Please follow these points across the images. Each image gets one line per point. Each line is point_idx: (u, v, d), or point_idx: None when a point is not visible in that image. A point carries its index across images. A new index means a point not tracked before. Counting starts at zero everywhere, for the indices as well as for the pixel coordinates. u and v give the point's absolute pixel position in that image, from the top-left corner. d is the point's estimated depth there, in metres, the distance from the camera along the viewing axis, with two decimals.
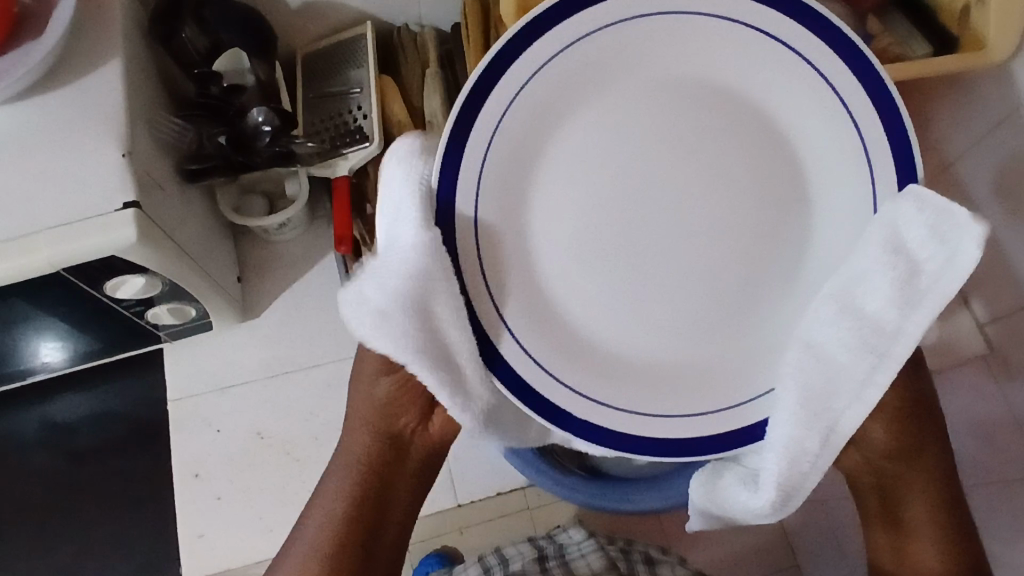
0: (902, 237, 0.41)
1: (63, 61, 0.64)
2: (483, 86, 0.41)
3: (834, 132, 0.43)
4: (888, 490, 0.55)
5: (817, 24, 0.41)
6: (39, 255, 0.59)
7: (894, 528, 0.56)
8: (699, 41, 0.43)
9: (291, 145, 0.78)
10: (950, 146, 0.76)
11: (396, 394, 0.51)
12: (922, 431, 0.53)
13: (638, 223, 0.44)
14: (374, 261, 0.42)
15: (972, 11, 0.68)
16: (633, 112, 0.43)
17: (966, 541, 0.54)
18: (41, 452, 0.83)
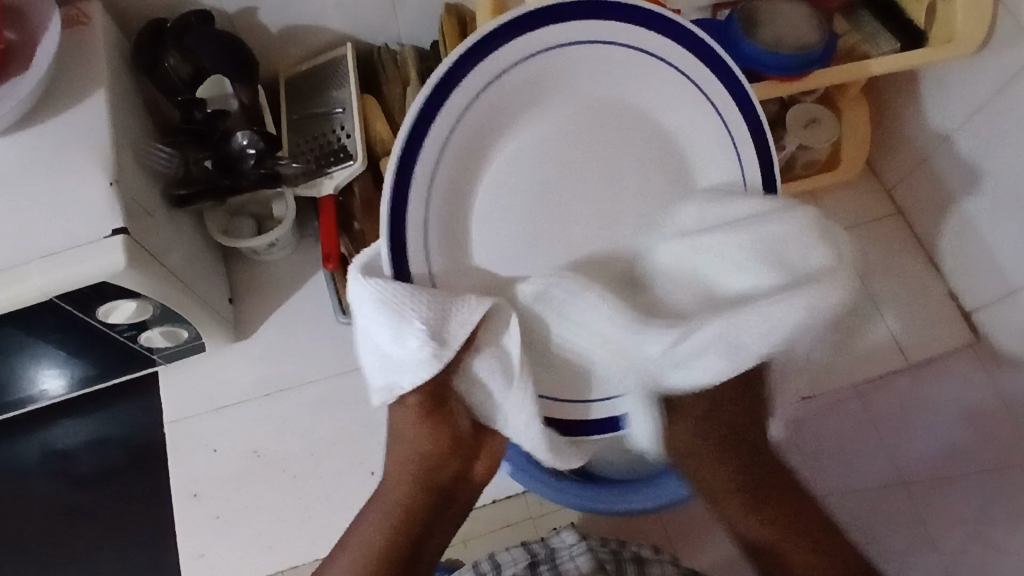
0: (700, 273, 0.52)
1: (50, 96, 0.66)
2: (436, 97, 0.52)
3: (693, 105, 0.59)
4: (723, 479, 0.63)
5: (673, 28, 0.56)
6: (31, 285, 0.61)
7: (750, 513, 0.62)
8: (592, 65, 0.57)
9: (276, 166, 0.80)
10: (927, 135, 0.80)
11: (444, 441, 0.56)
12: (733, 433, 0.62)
13: (558, 208, 0.57)
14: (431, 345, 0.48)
15: (938, 6, 0.69)
16: (543, 130, 0.57)
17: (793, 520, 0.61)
18: (42, 480, 0.85)
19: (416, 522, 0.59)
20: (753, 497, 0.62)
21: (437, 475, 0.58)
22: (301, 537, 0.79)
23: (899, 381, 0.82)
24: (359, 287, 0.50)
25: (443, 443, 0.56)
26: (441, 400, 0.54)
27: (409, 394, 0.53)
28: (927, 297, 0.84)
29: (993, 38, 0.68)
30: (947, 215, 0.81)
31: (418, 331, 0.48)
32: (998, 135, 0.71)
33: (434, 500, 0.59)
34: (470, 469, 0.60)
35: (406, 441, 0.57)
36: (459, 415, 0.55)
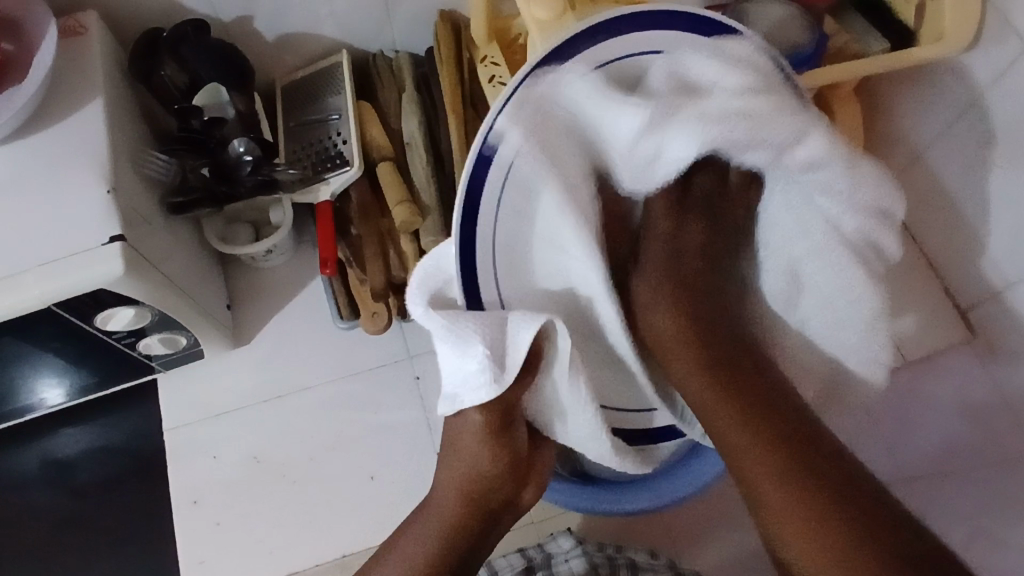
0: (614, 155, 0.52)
1: (49, 105, 0.67)
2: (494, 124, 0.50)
3: None
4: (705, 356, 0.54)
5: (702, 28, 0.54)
6: (30, 293, 0.61)
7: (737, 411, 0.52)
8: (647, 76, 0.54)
9: (273, 173, 0.80)
10: (919, 132, 0.81)
11: (501, 464, 0.56)
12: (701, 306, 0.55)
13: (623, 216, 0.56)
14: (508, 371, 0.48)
15: (927, 5, 0.70)
16: None
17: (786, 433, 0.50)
18: (41, 489, 0.85)
19: (461, 540, 0.59)
20: (744, 395, 0.52)
21: (486, 495, 0.58)
22: (301, 543, 0.79)
23: (901, 377, 0.85)
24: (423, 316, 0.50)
25: (499, 462, 0.56)
26: (507, 419, 0.54)
27: (472, 411, 0.52)
28: (921, 292, 0.84)
29: (982, 34, 0.69)
30: (940, 210, 0.82)
31: (484, 358, 0.48)
32: (988, 131, 0.72)
33: (480, 516, 0.59)
34: (520, 492, 0.60)
35: (463, 462, 0.57)
36: (520, 439, 0.56)
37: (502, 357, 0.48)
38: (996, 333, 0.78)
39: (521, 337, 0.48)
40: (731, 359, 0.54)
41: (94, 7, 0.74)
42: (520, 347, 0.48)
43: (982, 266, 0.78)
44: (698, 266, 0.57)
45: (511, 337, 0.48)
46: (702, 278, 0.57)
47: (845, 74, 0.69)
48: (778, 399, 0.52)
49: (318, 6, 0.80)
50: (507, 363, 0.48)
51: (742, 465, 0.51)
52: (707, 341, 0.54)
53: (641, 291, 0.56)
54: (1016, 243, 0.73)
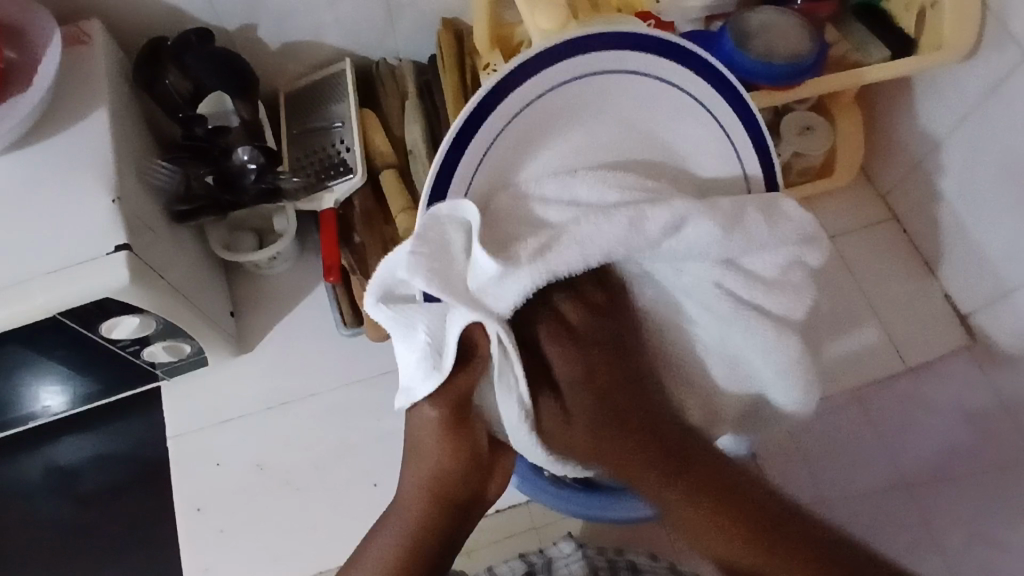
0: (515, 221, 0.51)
1: (54, 114, 0.67)
2: (459, 137, 0.51)
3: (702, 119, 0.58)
4: (627, 427, 0.53)
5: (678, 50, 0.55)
6: (37, 301, 0.62)
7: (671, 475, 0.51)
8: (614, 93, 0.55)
9: (276, 181, 0.81)
10: (919, 139, 0.81)
11: (462, 455, 0.55)
12: (611, 385, 0.54)
13: None
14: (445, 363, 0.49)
15: (927, 13, 0.70)
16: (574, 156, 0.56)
17: (716, 493, 0.51)
18: (44, 498, 0.85)
19: (432, 535, 0.57)
20: (671, 459, 0.52)
21: (451, 491, 0.56)
22: (305, 550, 0.79)
23: (901, 383, 0.82)
24: (378, 315, 0.52)
25: (460, 454, 0.55)
26: (462, 410, 0.53)
27: (426, 405, 0.53)
28: (922, 298, 0.84)
29: (981, 42, 0.69)
30: (939, 218, 0.82)
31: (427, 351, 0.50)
32: (988, 140, 0.73)
33: (448, 514, 0.57)
34: (485, 488, 0.59)
35: (424, 453, 0.55)
36: (479, 432, 0.55)
37: (441, 351, 0.49)
38: (999, 342, 0.80)
39: (452, 332, 0.47)
40: (647, 426, 0.53)
41: (99, 15, 0.74)
42: (453, 340, 0.48)
43: (983, 274, 0.79)
44: (597, 354, 0.54)
45: (447, 332, 0.48)
46: (611, 366, 0.54)
47: (846, 83, 0.70)
48: (696, 457, 0.53)
49: (321, 14, 0.81)
50: (444, 355, 0.49)
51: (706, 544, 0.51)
52: (624, 418, 0.53)
53: (546, 408, 0.53)
54: (1017, 250, 0.74)
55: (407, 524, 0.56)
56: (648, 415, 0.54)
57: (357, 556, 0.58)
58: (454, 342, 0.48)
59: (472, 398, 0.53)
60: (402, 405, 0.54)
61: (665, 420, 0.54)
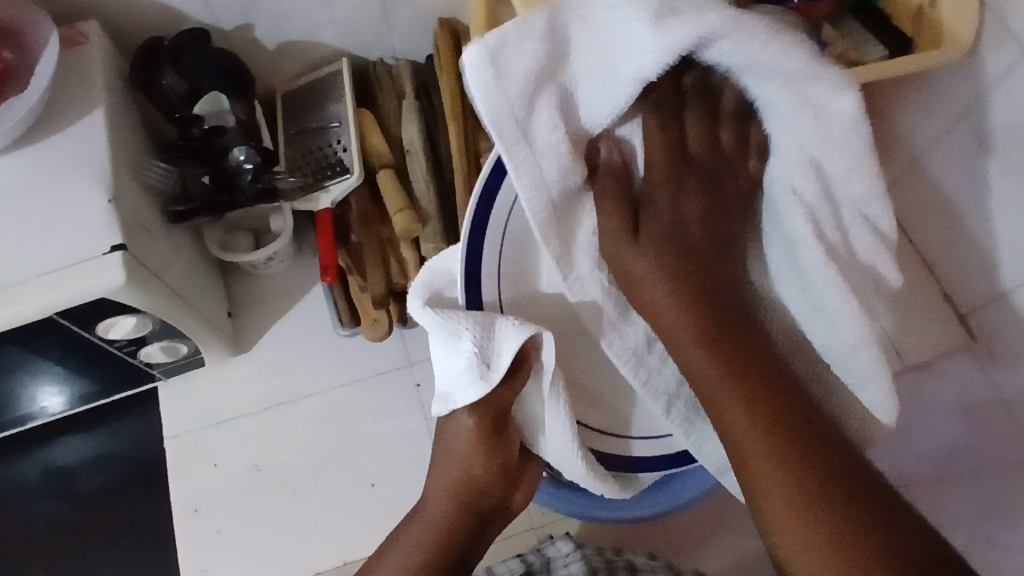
0: (601, 77, 0.43)
1: (50, 115, 0.67)
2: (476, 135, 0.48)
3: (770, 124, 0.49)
4: (700, 294, 0.46)
5: None
6: (32, 302, 0.61)
7: (749, 387, 0.44)
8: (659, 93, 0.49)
9: (273, 180, 0.81)
10: (918, 137, 0.81)
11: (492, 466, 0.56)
12: (699, 264, 0.46)
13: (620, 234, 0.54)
14: (495, 373, 0.47)
15: (924, 12, 0.70)
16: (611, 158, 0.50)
17: (794, 429, 0.43)
18: (43, 499, 0.85)
19: (458, 539, 0.59)
20: (744, 367, 0.45)
21: (477, 499, 0.58)
22: (304, 552, 0.79)
23: (905, 379, 0.86)
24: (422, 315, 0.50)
25: (490, 466, 0.56)
26: (498, 421, 0.54)
27: (465, 414, 0.53)
28: (920, 296, 0.84)
29: (979, 41, 0.69)
30: (939, 217, 0.82)
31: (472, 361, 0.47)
32: (986, 137, 0.72)
33: (472, 520, 0.59)
34: (512, 498, 0.60)
35: (454, 463, 0.57)
36: (512, 445, 0.56)
37: (490, 360, 0.47)
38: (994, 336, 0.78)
39: (510, 342, 0.47)
40: (728, 319, 0.46)
41: (96, 15, 0.74)
42: (509, 350, 0.47)
43: (981, 272, 0.78)
44: (710, 215, 0.47)
45: (498, 342, 0.47)
46: (705, 250, 0.47)
47: None
48: (777, 380, 0.45)
49: (318, 13, 0.80)
50: (495, 364, 0.47)
51: (743, 452, 0.44)
52: (704, 297, 0.46)
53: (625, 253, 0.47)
54: (1016, 246, 0.73)
55: (434, 525, 0.58)
56: (720, 303, 0.47)
57: (385, 550, 0.60)
58: (510, 353, 0.47)
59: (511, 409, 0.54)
60: (440, 413, 0.51)
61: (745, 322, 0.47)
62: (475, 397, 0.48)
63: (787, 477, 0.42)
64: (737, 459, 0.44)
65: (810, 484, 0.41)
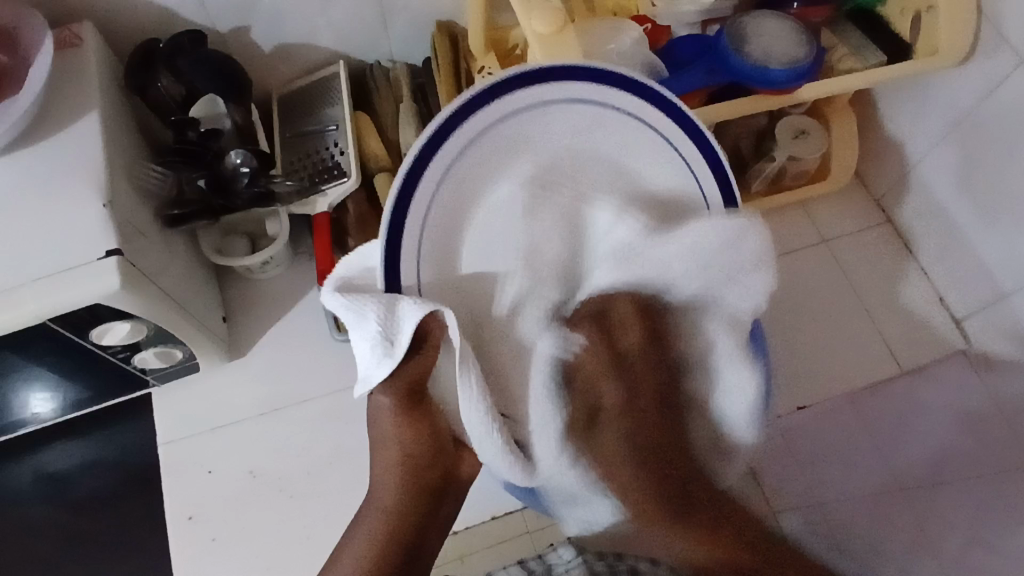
0: (608, 245, 0.61)
1: (45, 118, 0.66)
2: (443, 128, 0.57)
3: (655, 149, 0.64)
4: (658, 468, 0.61)
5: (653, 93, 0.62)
6: (26, 308, 0.60)
7: (705, 528, 0.61)
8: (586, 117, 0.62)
9: (270, 184, 0.80)
10: (914, 144, 0.81)
11: (422, 437, 0.58)
12: (656, 448, 0.62)
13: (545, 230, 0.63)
14: (398, 347, 0.51)
15: (922, 18, 0.70)
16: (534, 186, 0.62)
17: (732, 528, 0.62)
18: (35, 506, 0.83)
19: (409, 515, 0.60)
20: (686, 506, 0.61)
21: (423, 474, 0.60)
22: (302, 560, 0.78)
23: (896, 385, 0.83)
24: (327, 298, 0.54)
25: (422, 441, 0.58)
26: (415, 396, 0.56)
27: (380, 394, 0.56)
28: (916, 302, 0.85)
29: (976, 48, 0.70)
30: (936, 225, 0.83)
31: (377, 338, 0.51)
32: (984, 144, 0.73)
33: (420, 497, 0.60)
34: (457, 470, 0.62)
35: (390, 438, 0.59)
36: (434, 416, 0.58)
37: (392, 336, 0.51)
38: (993, 347, 0.79)
39: (412, 312, 0.51)
40: (677, 472, 0.63)
41: (89, 17, 0.73)
42: (406, 326, 0.51)
43: (977, 279, 0.79)
44: (656, 433, 0.62)
45: (401, 318, 0.51)
46: (653, 424, 0.62)
47: (848, 86, 0.69)
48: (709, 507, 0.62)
49: (314, 16, 0.80)
50: (395, 342, 0.51)
51: (687, 555, 0.61)
52: (659, 454, 0.62)
53: (589, 444, 0.61)
54: (1014, 253, 0.73)
55: (385, 499, 0.60)
56: (662, 468, 0.62)
57: (344, 539, 0.61)
58: (407, 327, 0.51)
59: (428, 383, 0.56)
60: (362, 396, 0.54)
61: (686, 474, 0.63)
62: (387, 373, 0.51)
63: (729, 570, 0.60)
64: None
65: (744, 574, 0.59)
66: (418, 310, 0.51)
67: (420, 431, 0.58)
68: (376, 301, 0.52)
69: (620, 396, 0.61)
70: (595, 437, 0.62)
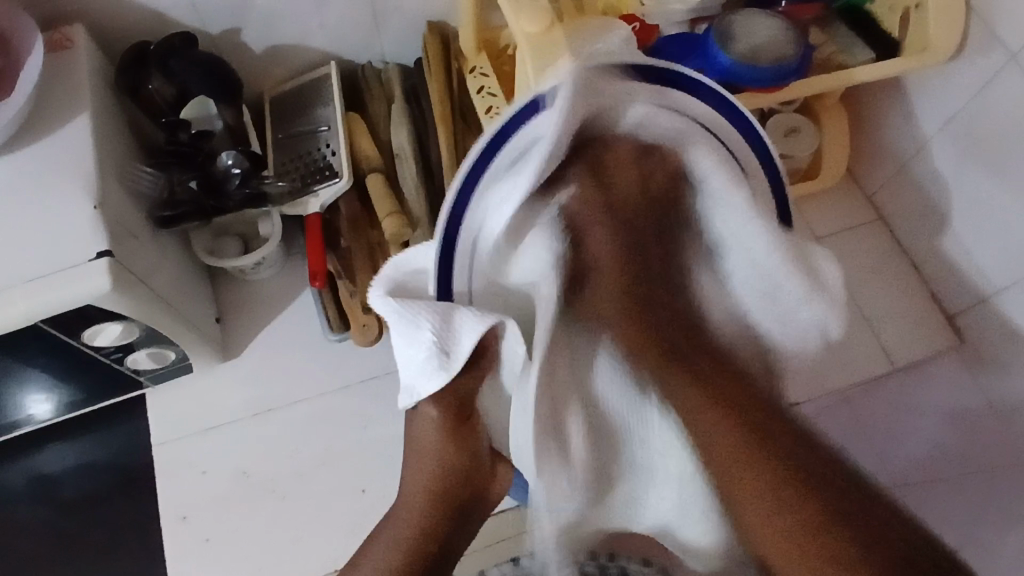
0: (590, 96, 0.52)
1: (35, 120, 0.67)
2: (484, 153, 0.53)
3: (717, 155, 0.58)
4: (648, 326, 0.56)
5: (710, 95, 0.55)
6: (17, 309, 0.61)
7: (715, 399, 0.52)
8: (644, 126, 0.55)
9: (261, 185, 0.80)
10: (906, 140, 0.81)
11: (457, 455, 0.58)
12: (656, 305, 0.56)
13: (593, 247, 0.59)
14: (455, 359, 0.50)
15: (911, 15, 0.71)
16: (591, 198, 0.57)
17: (758, 416, 0.50)
18: (29, 507, 0.84)
19: (434, 535, 0.58)
20: (710, 393, 0.52)
21: (454, 491, 0.59)
22: (293, 560, 0.78)
23: (890, 383, 0.83)
24: (376, 299, 0.52)
25: (459, 458, 0.58)
26: (463, 410, 0.56)
27: (428, 405, 0.55)
28: (909, 297, 0.85)
29: (966, 46, 0.70)
30: (928, 222, 0.82)
31: (433, 348, 0.49)
32: (974, 140, 0.73)
33: (449, 517, 0.59)
34: (487, 489, 0.61)
35: (425, 456, 0.58)
36: (476, 434, 0.58)
37: (449, 348, 0.50)
38: (984, 341, 0.79)
39: (474, 329, 0.50)
40: (684, 345, 0.55)
41: (82, 20, 0.74)
42: (465, 342, 0.50)
43: (970, 274, 0.79)
44: (649, 278, 0.57)
45: (459, 332, 0.50)
46: (659, 268, 0.58)
47: (831, 84, 0.70)
48: (729, 385, 0.53)
49: (307, 18, 0.80)
50: (452, 355, 0.50)
51: (712, 450, 0.50)
52: (660, 317, 0.56)
53: (586, 298, 0.57)
54: (1005, 247, 0.73)
55: (411, 518, 0.58)
56: (662, 322, 0.56)
57: (359, 557, 0.59)
58: (467, 343, 0.50)
59: (473, 402, 0.56)
60: (406, 406, 0.53)
61: (690, 343, 0.56)
62: (437, 385, 0.51)
63: (757, 477, 0.48)
64: (735, 497, 0.49)
65: (758, 470, 0.48)
66: (479, 326, 0.50)
67: (459, 447, 0.58)
68: (433, 309, 0.50)
69: (614, 245, 0.57)
70: (588, 287, 0.58)
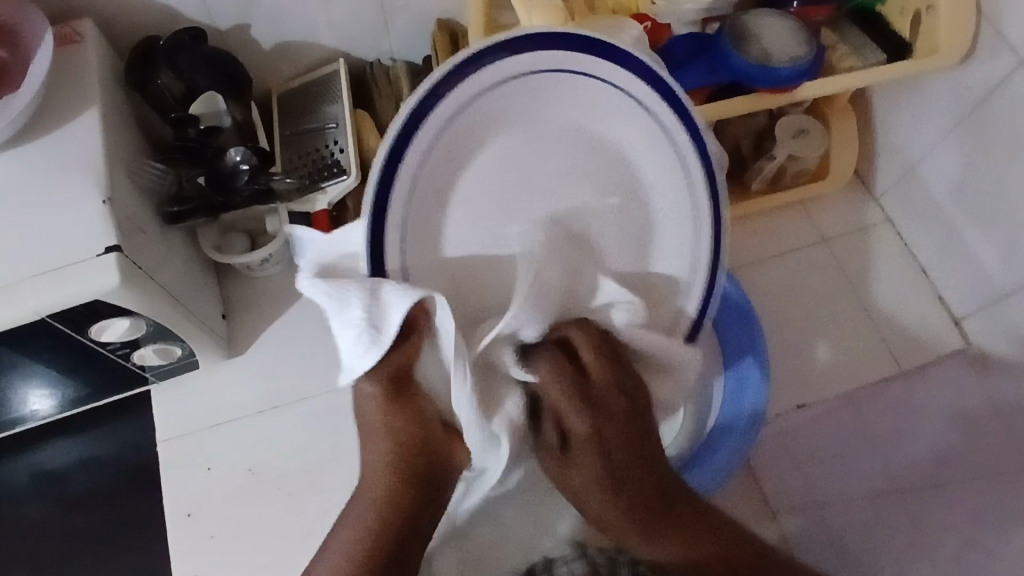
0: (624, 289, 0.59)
1: (43, 114, 0.66)
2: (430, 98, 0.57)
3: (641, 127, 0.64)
4: (612, 483, 0.61)
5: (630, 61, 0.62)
6: (25, 304, 0.61)
7: (657, 522, 0.62)
8: (573, 94, 0.62)
9: (269, 181, 0.80)
10: (914, 144, 0.82)
11: (406, 429, 0.58)
12: (615, 460, 0.61)
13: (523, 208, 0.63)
14: (384, 335, 0.52)
15: (923, 17, 0.70)
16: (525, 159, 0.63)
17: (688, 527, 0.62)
18: (33, 502, 0.83)
19: (398, 510, 0.60)
20: (649, 514, 0.62)
21: (410, 465, 0.59)
22: (299, 557, 0.78)
23: (893, 387, 0.82)
24: (306, 286, 0.56)
25: (409, 432, 0.58)
26: (401, 384, 0.57)
27: (366, 382, 0.57)
28: (919, 303, 0.85)
29: (976, 48, 0.70)
30: (935, 226, 0.83)
31: (362, 327, 0.52)
32: (983, 144, 0.73)
33: (410, 492, 0.60)
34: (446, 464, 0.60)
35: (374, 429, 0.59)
36: (425, 412, 0.58)
37: (375, 325, 0.52)
38: (991, 345, 0.79)
39: (399, 303, 0.52)
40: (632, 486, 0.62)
41: (91, 15, 0.74)
42: (392, 318, 0.52)
43: (978, 279, 0.79)
44: (605, 452, 0.61)
45: (386, 307, 0.52)
46: (619, 445, 0.61)
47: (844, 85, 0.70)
48: (661, 501, 0.63)
49: (314, 14, 0.80)
50: (380, 331, 0.52)
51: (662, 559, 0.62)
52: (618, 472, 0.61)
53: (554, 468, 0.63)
54: (1012, 252, 0.74)
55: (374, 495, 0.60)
56: (617, 477, 0.61)
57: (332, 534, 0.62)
58: (394, 318, 0.52)
59: (414, 370, 0.57)
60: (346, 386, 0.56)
61: (643, 479, 0.63)
62: (375, 362, 0.53)
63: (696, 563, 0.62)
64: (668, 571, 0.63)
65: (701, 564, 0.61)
66: (403, 300, 0.52)
67: (403, 420, 0.58)
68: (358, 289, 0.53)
69: (592, 429, 0.59)
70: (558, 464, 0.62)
